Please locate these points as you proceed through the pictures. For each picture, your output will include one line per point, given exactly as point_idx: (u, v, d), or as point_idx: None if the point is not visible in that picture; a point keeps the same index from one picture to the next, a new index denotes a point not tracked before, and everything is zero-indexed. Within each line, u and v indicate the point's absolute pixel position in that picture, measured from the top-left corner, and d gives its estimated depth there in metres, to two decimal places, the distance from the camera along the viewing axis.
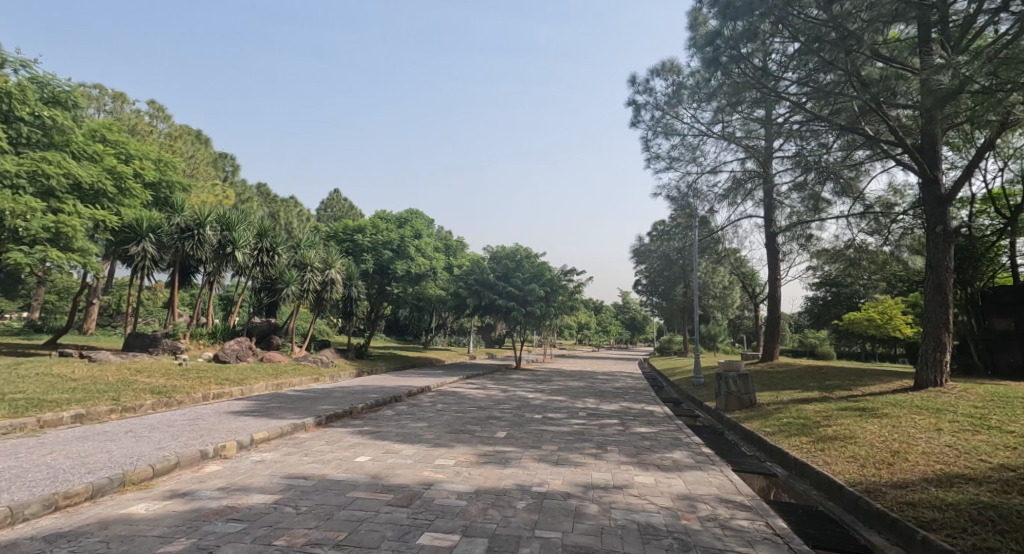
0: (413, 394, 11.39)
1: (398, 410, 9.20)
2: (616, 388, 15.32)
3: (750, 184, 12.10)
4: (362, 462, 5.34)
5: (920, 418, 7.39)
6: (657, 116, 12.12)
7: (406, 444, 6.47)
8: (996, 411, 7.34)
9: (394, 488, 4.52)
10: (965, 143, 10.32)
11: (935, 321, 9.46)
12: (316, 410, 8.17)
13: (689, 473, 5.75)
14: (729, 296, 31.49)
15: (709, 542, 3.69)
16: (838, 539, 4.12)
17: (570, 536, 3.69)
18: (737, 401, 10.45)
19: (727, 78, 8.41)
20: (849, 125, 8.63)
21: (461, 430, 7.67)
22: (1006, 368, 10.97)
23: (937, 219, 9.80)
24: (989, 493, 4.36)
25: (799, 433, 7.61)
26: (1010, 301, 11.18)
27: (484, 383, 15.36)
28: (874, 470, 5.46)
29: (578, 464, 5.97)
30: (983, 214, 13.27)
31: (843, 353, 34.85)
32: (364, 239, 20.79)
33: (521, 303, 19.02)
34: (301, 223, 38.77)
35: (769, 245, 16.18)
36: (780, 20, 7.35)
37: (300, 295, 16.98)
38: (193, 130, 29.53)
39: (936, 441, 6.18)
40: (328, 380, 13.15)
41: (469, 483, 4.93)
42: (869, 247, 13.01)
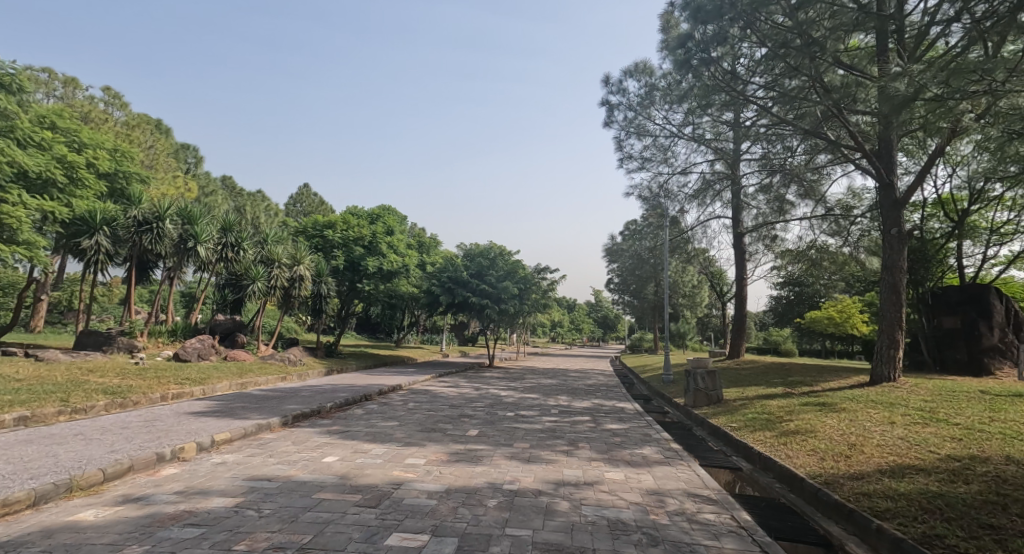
0: (384, 393, 11.25)
1: (369, 408, 9.09)
2: (588, 385, 15.47)
3: (719, 185, 12.35)
4: (330, 462, 5.24)
5: (875, 412, 7.70)
6: (630, 117, 12.24)
7: (375, 443, 6.40)
8: (944, 405, 7.70)
9: (363, 487, 4.45)
10: (918, 149, 10.78)
11: (889, 320, 9.88)
12: (281, 409, 7.98)
13: (658, 468, 5.86)
14: (698, 295, 32.22)
15: (676, 537, 3.75)
16: (799, 530, 4.26)
17: (541, 533, 3.69)
18: (705, 397, 10.72)
19: (697, 80, 8.54)
20: (812, 129, 8.86)
21: (433, 429, 7.61)
22: (951, 364, 11.34)
23: (892, 221, 10.19)
24: (938, 483, 4.56)
25: (763, 427, 7.83)
26: (958, 299, 11.61)
27: (456, 381, 15.29)
28: (833, 463, 5.65)
29: (549, 461, 6.00)
30: (934, 217, 13.92)
31: (805, 350, 36.08)
32: (335, 235, 20.50)
33: (495, 300, 19.03)
34: (268, 219, 37.83)
35: (736, 245, 16.59)
36: (748, 25, 7.56)
37: (267, 291, 16.55)
38: (152, 119, 28.43)
39: (890, 434, 6.44)
40: (296, 380, 12.86)
41: (440, 481, 4.89)
42: (830, 248, 13.51)
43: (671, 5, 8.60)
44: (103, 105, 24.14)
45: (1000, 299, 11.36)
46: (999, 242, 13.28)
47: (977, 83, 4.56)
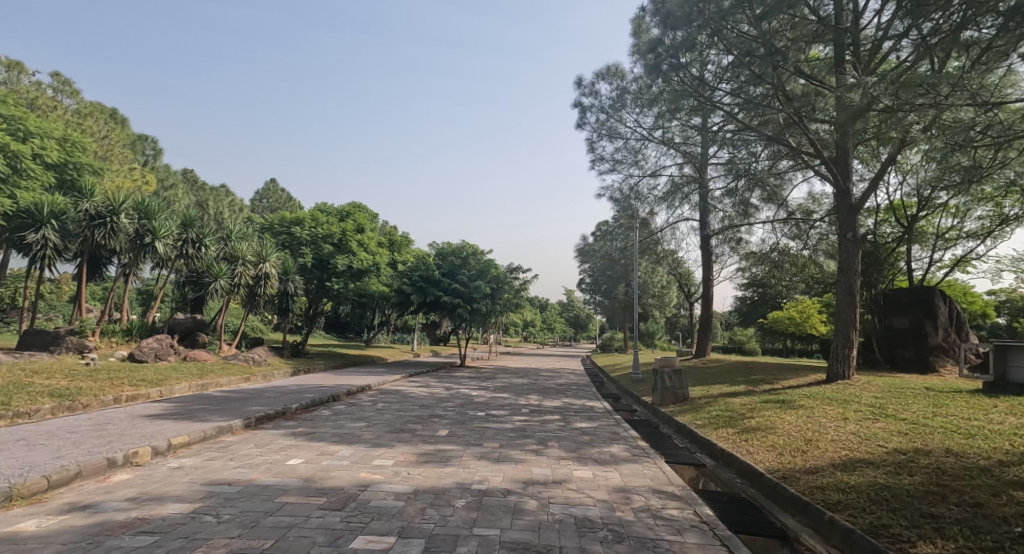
0: (353, 393, 11.10)
1: (336, 409, 8.96)
2: (559, 384, 15.61)
3: (687, 189, 12.66)
4: (294, 464, 5.15)
5: (830, 408, 8.04)
6: (602, 119, 12.43)
7: (342, 444, 6.31)
8: (893, 401, 8.09)
9: (328, 490, 4.39)
10: (872, 157, 11.26)
11: (845, 320, 10.30)
12: (244, 411, 7.79)
13: (625, 466, 5.97)
14: (667, 295, 32.87)
15: (641, 533, 3.84)
16: (757, 523, 4.40)
17: (509, 532, 3.72)
18: (672, 396, 10.96)
19: (667, 85, 8.72)
20: (775, 136, 9.12)
21: (402, 430, 7.56)
22: (900, 362, 11.90)
23: (848, 226, 10.61)
24: (885, 475, 4.80)
25: (726, 425, 8.06)
26: (907, 301, 12.16)
27: (427, 381, 15.19)
28: (791, 458, 5.87)
29: (519, 460, 6.04)
30: (886, 222, 14.60)
31: (768, 350, 37.18)
32: (302, 232, 20.14)
33: (467, 299, 18.98)
34: (232, 214, 36.77)
35: (703, 247, 17.01)
36: (715, 33, 7.75)
37: (230, 289, 16.01)
38: (106, 108, 27.25)
39: (843, 429, 6.73)
40: (260, 380, 12.55)
41: (408, 483, 4.87)
42: (791, 251, 14.01)
43: (641, 11, 8.75)
44: (52, 92, 23.01)
45: (945, 301, 12.04)
46: (944, 247, 14.01)
47: (924, 97, 4.79)
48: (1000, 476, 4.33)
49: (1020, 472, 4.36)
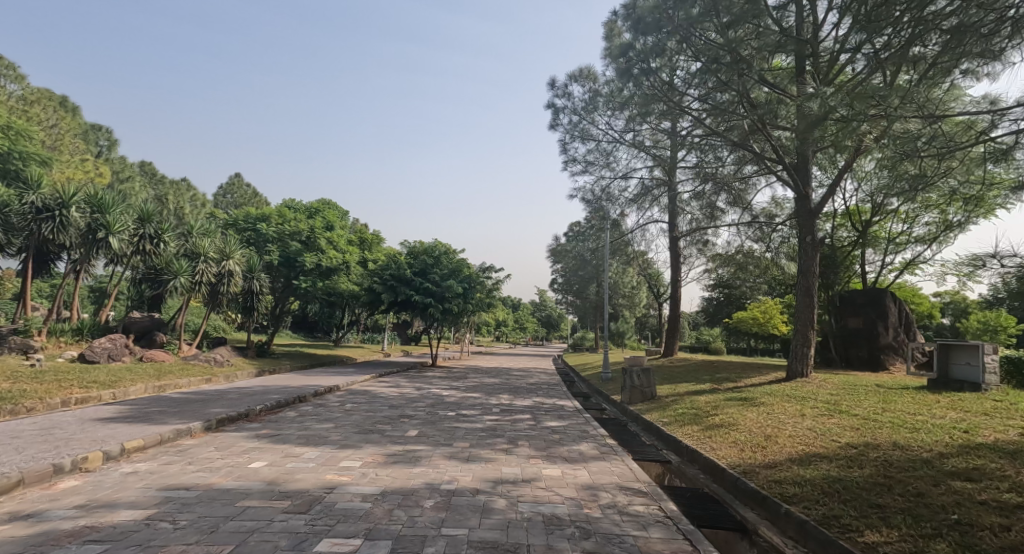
0: (320, 394, 10.92)
1: (303, 410, 8.79)
2: (530, 384, 15.68)
3: (657, 192, 12.91)
4: (257, 467, 5.04)
5: (789, 405, 8.33)
6: (574, 121, 12.56)
7: (308, 446, 6.20)
8: (847, 398, 8.46)
9: (292, 493, 4.32)
10: (830, 164, 11.68)
11: (804, 320, 10.70)
12: (204, 413, 7.56)
13: (594, 464, 6.06)
14: (637, 296, 33.41)
15: (608, 529, 3.91)
16: (718, 517, 4.55)
17: (477, 532, 3.73)
18: (640, 394, 11.14)
19: (638, 89, 8.86)
20: (741, 142, 9.40)
21: (371, 430, 7.49)
22: (854, 361, 12.42)
23: (808, 229, 11.00)
24: (838, 469, 5.02)
25: (691, 422, 8.27)
26: (862, 302, 12.72)
27: (397, 381, 15.03)
28: (751, 454, 6.07)
29: (488, 460, 6.06)
30: (842, 227, 15.21)
31: (733, 349, 38.19)
32: (269, 229, 19.71)
33: (438, 299, 18.85)
34: (193, 209, 35.60)
35: (672, 248, 17.36)
36: (684, 40, 7.90)
37: (192, 287, 15.45)
38: (54, 96, 25.96)
39: (800, 425, 7.00)
40: (221, 381, 12.19)
41: (376, 484, 4.82)
42: (755, 253, 14.45)
43: (613, 15, 8.91)
44: None
45: (895, 302, 12.64)
46: (895, 251, 14.70)
47: (875, 108, 5.02)
48: (941, 467, 4.58)
49: (958, 462, 4.63)
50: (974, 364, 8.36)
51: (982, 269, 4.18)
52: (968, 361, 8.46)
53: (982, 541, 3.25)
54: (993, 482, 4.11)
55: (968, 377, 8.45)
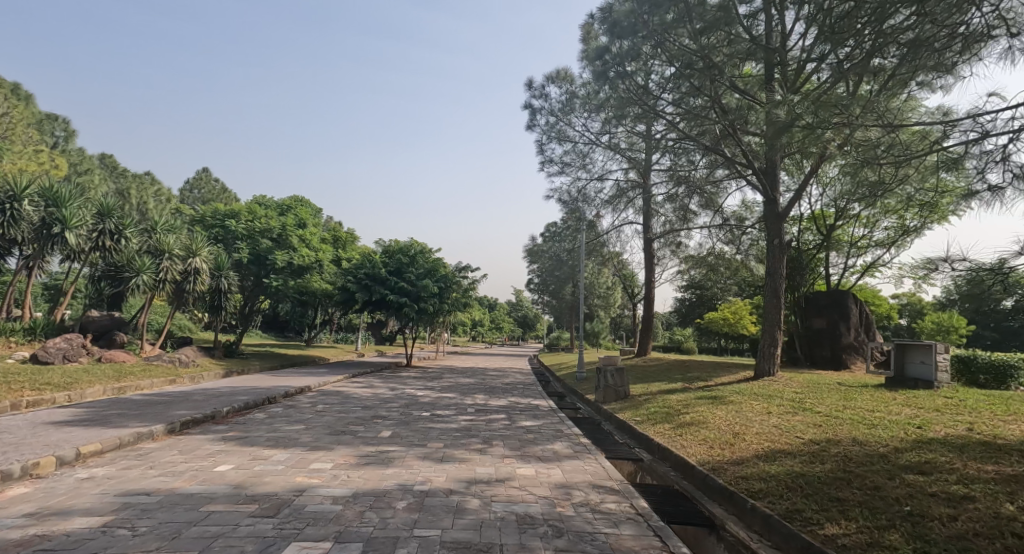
0: (290, 395, 10.71)
1: (272, 412, 8.61)
2: (506, 383, 15.70)
3: (631, 194, 13.08)
4: (223, 471, 4.92)
5: (757, 403, 8.56)
6: (551, 122, 12.62)
7: (277, 448, 6.08)
8: (811, 395, 8.74)
9: (260, 497, 4.23)
10: (798, 170, 11.99)
11: (771, 320, 11.01)
12: (167, 415, 7.34)
13: (567, 463, 6.12)
14: (612, 296, 33.80)
15: (580, 527, 3.96)
16: (687, 513, 4.65)
17: (450, 532, 3.73)
18: (614, 393, 11.27)
19: (613, 92, 8.97)
20: (713, 146, 9.59)
21: (343, 431, 7.39)
22: (818, 360, 12.83)
23: (775, 233, 11.30)
24: (801, 464, 5.19)
25: (663, 420, 8.42)
26: (825, 303, 13.14)
27: (371, 381, 14.86)
28: (719, 451, 6.21)
29: (462, 459, 6.06)
30: (808, 230, 15.68)
31: (705, 349, 38.97)
32: (238, 226, 19.26)
33: (413, 298, 18.68)
34: (157, 204, 34.47)
35: (646, 249, 17.62)
36: (659, 45, 7.99)
37: (154, 285, 14.93)
38: (6, 84, 24.79)
39: (766, 422, 7.20)
40: (186, 382, 11.85)
41: (347, 486, 4.77)
42: (726, 255, 14.78)
43: (589, 17, 9.01)
44: None
45: (856, 303, 13.09)
46: (857, 254, 15.23)
47: (839, 116, 5.17)
48: (896, 462, 4.78)
49: (912, 457, 4.84)
50: (928, 363, 8.75)
51: (936, 272, 4.32)
52: (923, 360, 8.82)
53: (932, 531, 3.40)
54: (944, 474, 4.30)
55: (922, 375, 8.81)
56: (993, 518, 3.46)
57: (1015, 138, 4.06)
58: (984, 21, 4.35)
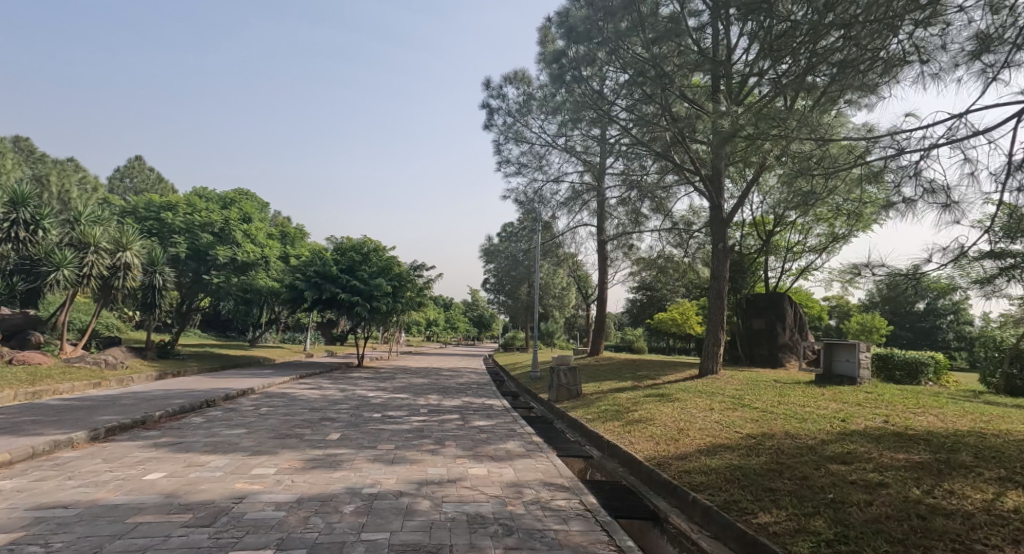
0: (232, 397, 10.25)
1: (211, 415, 8.22)
2: (459, 383, 15.64)
3: (586, 196, 13.33)
4: (154, 479, 4.66)
5: (700, 400, 8.93)
6: (508, 123, 12.69)
7: (215, 453, 5.81)
8: (750, 392, 9.19)
9: (194, 505, 4.04)
10: (741, 178, 12.52)
11: (715, 321, 11.51)
12: (91, 421, 6.87)
13: (519, 461, 6.17)
14: (566, 296, 34.27)
15: (530, 525, 4.01)
16: (633, 507, 4.80)
17: (398, 535, 3.69)
18: (566, 392, 11.43)
19: (570, 96, 9.29)
20: (663, 152, 9.90)
21: (289, 435, 7.15)
22: (757, 358, 13.50)
23: (720, 237, 11.78)
24: (739, 457, 5.45)
25: (613, 417, 8.63)
26: (764, 304, 13.82)
27: (319, 382, 14.44)
28: (664, 446, 6.45)
29: (414, 461, 5.99)
30: (749, 235, 16.44)
31: (654, 348, 40.17)
32: (175, 219, 18.29)
33: (366, 297, 18.28)
34: (83, 193, 32.15)
35: (600, 251, 17.98)
36: (613, 51, 8.16)
37: (77, 281, 13.83)
38: None
39: (708, 418, 7.51)
40: (113, 385, 11.12)
41: (291, 491, 4.62)
42: (674, 257, 15.28)
43: (547, 21, 9.21)
44: None
45: (791, 305, 13.84)
46: (793, 258, 16.12)
47: (776, 129, 5.48)
48: (823, 453, 5.10)
49: (836, 447, 5.19)
50: (853, 361, 9.38)
51: (859, 277, 4.63)
52: (848, 358, 9.45)
53: (852, 515, 3.66)
54: (863, 463, 4.64)
55: (847, 372, 9.44)
56: (902, 501, 3.76)
57: (925, 155, 4.42)
58: (901, 48, 4.72)
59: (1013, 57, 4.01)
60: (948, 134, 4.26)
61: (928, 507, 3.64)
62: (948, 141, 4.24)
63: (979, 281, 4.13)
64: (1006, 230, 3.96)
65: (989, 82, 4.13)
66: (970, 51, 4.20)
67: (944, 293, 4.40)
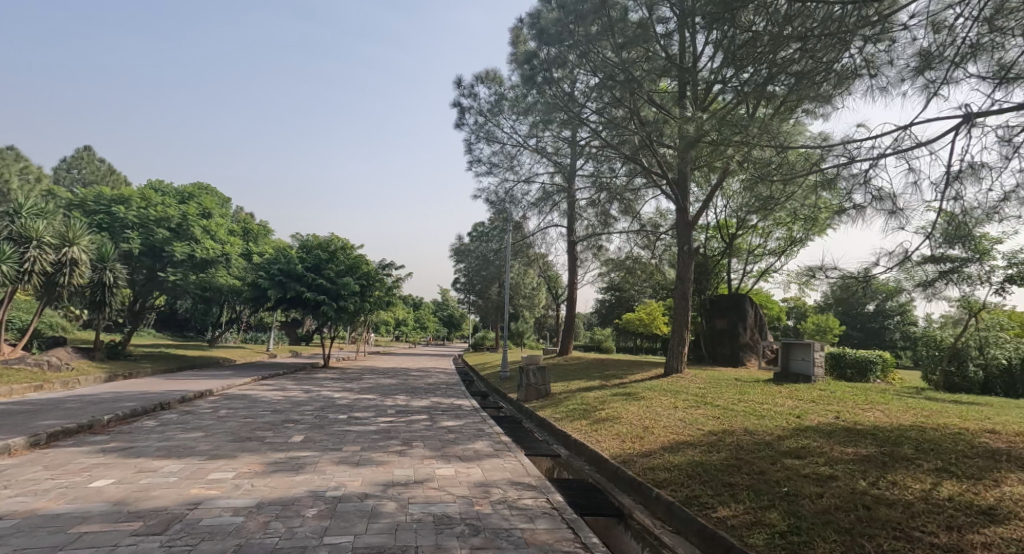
0: (188, 400, 9.87)
1: (165, 418, 7.90)
2: (428, 384, 15.50)
3: (556, 197, 13.41)
4: (101, 486, 4.44)
5: (665, 398, 9.11)
6: (479, 122, 12.64)
7: (169, 458, 5.59)
8: (712, 390, 9.43)
9: (145, 513, 3.87)
10: (706, 182, 12.81)
11: (681, 321, 11.77)
12: (31, 427, 6.49)
13: (487, 461, 6.17)
14: (536, 297, 34.43)
15: (497, 524, 4.00)
16: (598, 504, 4.86)
17: (362, 537, 3.63)
18: (535, 392, 11.46)
19: (541, 97, 9.34)
20: (631, 155, 10.03)
21: (249, 438, 6.94)
22: (720, 358, 13.85)
23: (685, 239, 12.02)
24: (701, 453, 5.59)
25: (580, 416, 8.71)
26: (726, 305, 14.18)
27: (282, 383, 14.06)
28: (629, 444, 6.55)
29: (380, 462, 5.90)
30: (713, 238, 16.86)
31: (622, 348, 40.75)
32: (127, 213, 17.41)
33: (332, 297, 17.91)
34: (25, 185, 30.38)
35: (570, 252, 18.12)
36: (583, 55, 8.17)
37: (16, 278, 12.88)
38: None
39: (672, 416, 7.66)
40: (58, 389, 10.55)
41: (251, 495, 4.49)
42: (642, 259, 15.53)
43: (518, 22, 9.26)
44: None
45: (752, 306, 14.24)
46: (754, 260, 16.61)
47: (738, 135, 5.66)
48: (778, 448, 5.28)
49: (791, 443, 5.37)
50: (809, 360, 9.74)
51: (814, 279, 4.79)
52: (804, 357, 9.81)
53: (804, 507, 3.80)
54: (815, 457, 4.83)
55: (803, 370, 9.81)
56: (850, 493, 3.92)
57: (874, 164, 4.62)
58: (853, 62, 4.91)
59: (953, 74, 4.23)
60: (895, 144, 4.45)
61: (873, 498, 3.80)
62: (894, 151, 4.43)
63: (922, 284, 4.35)
64: (946, 236, 4.18)
65: (930, 97, 4.34)
66: (914, 67, 4.40)
67: (891, 295, 4.61)
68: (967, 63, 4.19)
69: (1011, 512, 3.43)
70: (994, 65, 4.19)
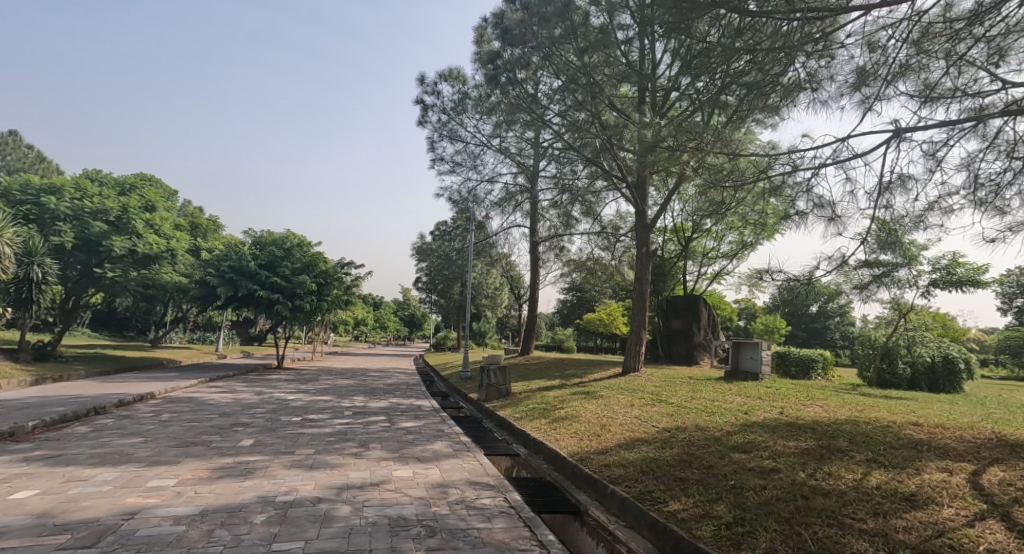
0: (127, 404, 9.33)
1: (101, 424, 7.44)
2: (386, 384, 15.21)
3: (519, 198, 13.42)
4: (23, 498, 4.13)
5: (622, 397, 9.26)
6: (443, 120, 12.53)
7: (104, 466, 5.25)
8: (667, 389, 9.66)
9: (73, 525, 3.62)
10: (663, 185, 13.11)
11: (636, 321, 11.94)
12: None
13: (446, 461, 6.10)
14: (499, 297, 34.40)
15: (454, 525, 3.96)
16: (555, 501, 4.89)
17: (314, 543, 3.52)
18: (495, 392, 11.43)
19: (506, 97, 9.37)
20: (592, 158, 10.15)
21: (193, 443, 6.62)
22: (675, 357, 14.22)
23: (643, 241, 12.28)
24: (654, 450, 5.71)
25: (539, 416, 8.74)
26: (681, 306, 14.45)
27: (232, 386, 13.50)
28: (587, 442, 6.63)
29: (334, 465, 5.74)
30: (670, 240, 17.27)
31: (582, 347, 41.26)
32: (59, 204, 16.21)
33: (288, 296, 17.35)
34: None
35: (532, 252, 18.21)
36: (546, 57, 8.20)
37: None
38: None
39: (628, 414, 7.81)
40: None
41: (194, 503, 4.28)
42: (602, 260, 15.75)
43: (482, 21, 9.26)
44: None
45: (705, 306, 14.64)
46: (708, 262, 17.14)
47: (693, 141, 5.80)
48: (727, 443, 5.46)
49: (738, 438, 5.56)
50: (757, 358, 10.07)
51: (762, 281, 4.98)
52: (753, 355, 10.12)
53: (749, 499, 3.94)
54: (760, 451, 5.01)
55: (751, 368, 10.17)
56: (791, 484, 4.09)
57: (816, 173, 4.84)
58: (798, 75, 5.13)
59: (885, 91, 4.48)
60: (834, 155, 4.68)
61: (811, 489, 3.98)
62: (834, 161, 4.66)
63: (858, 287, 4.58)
64: (878, 243, 4.41)
65: (866, 111, 4.59)
66: (852, 83, 4.63)
67: (832, 297, 4.84)
68: (898, 82, 4.44)
69: (928, 497, 3.66)
70: (920, 85, 4.46)
